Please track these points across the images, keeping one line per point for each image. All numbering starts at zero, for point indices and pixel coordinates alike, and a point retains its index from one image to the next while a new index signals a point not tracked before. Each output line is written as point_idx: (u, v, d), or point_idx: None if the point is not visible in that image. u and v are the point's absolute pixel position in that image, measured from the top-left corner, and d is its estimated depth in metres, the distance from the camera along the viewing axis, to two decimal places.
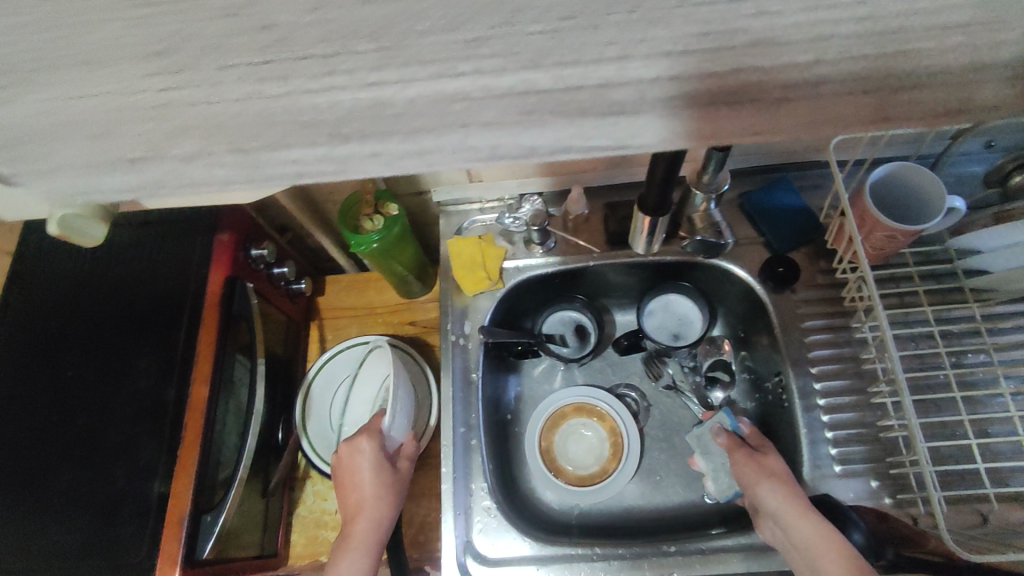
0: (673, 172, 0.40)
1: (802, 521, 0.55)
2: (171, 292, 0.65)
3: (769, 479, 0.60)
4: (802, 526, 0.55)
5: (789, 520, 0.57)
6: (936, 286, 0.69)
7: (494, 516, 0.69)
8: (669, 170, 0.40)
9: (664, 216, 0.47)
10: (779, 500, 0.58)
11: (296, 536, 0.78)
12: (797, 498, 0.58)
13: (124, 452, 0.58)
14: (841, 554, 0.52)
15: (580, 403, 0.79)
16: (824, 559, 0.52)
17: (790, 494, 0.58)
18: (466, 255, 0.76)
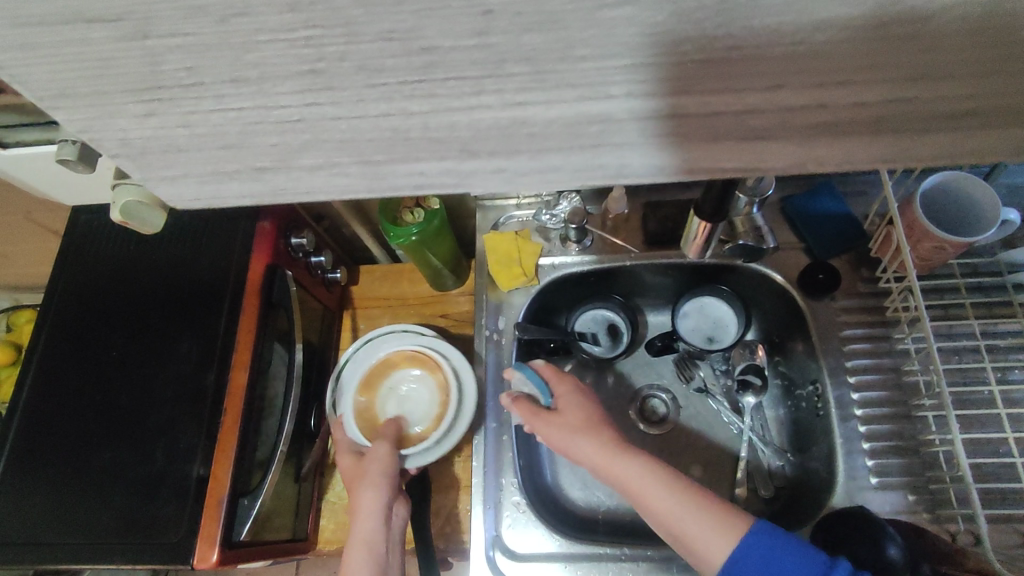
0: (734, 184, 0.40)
1: (664, 493, 0.56)
2: (213, 278, 0.66)
3: (589, 440, 0.62)
4: (654, 497, 0.56)
5: (642, 491, 0.57)
6: (984, 299, 0.67)
7: (522, 511, 0.69)
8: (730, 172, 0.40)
9: (719, 225, 0.47)
10: (634, 467, 0.58)
11: (324, 521, 0.79)
12: (638, 467, 0.58)
13: (167, 434, 0.60)
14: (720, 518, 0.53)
15: (407, 352, 0.74)
16: (645, 500, 0.56)
17: (591, 437, 0.62)
18: (502, 250, 0.76)
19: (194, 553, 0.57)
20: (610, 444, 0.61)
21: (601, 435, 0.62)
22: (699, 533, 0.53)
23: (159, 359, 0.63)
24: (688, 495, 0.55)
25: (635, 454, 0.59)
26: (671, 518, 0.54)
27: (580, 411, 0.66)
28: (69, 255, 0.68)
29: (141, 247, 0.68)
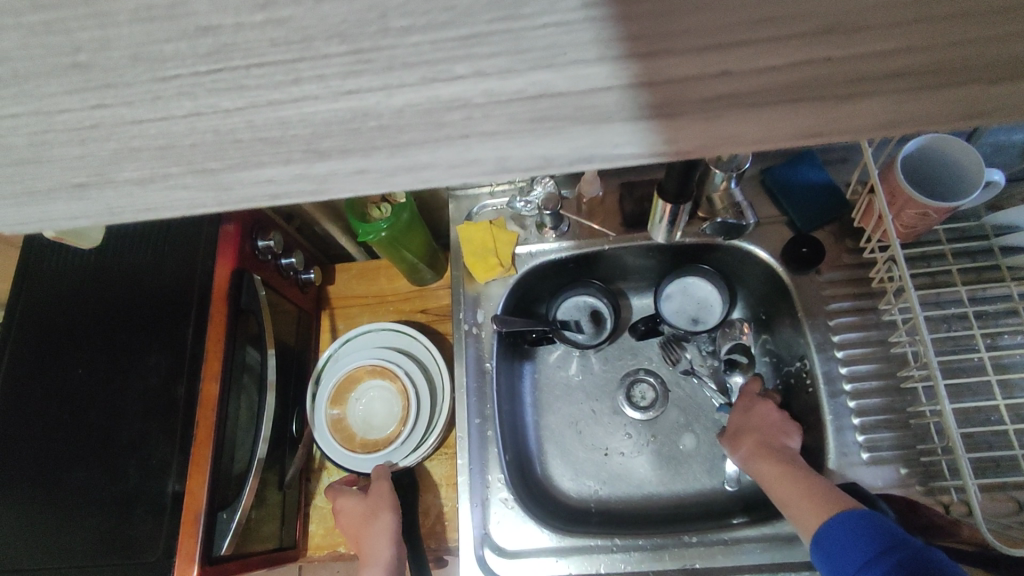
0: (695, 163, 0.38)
1: (791, 481, 0.57)
2: (178, 287, 0.64)
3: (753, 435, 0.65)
4: (783, 486, 0.57)
5: (772, 483, 0.59)
6: (971, 264, 0.66)
7: (511, 507, 0.68)
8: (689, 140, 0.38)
9: (684, 205, 0.45)
10: (765, 467, 0.60)
11: (314, 527, 0.78)
12: (793, 462, 0.59)
13: (139, 451, 0.58)
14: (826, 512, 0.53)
15: (368, 367, 0.74)
16: (774, 487, 0.58)
17: (750, 433, 0.65)
18: (476, 240, 0.74)
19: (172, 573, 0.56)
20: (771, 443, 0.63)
21: (763, 432, 0.65)
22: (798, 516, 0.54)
23: (128, 373, 0.61)
24: (813, 489, 0.55)
25: (775, 453, 0.61)
26: (789, 507, 0.56)
27: (778, 414, 0.66)
28: (27, 271, 0.64)
29: (103, 257, 0.65)
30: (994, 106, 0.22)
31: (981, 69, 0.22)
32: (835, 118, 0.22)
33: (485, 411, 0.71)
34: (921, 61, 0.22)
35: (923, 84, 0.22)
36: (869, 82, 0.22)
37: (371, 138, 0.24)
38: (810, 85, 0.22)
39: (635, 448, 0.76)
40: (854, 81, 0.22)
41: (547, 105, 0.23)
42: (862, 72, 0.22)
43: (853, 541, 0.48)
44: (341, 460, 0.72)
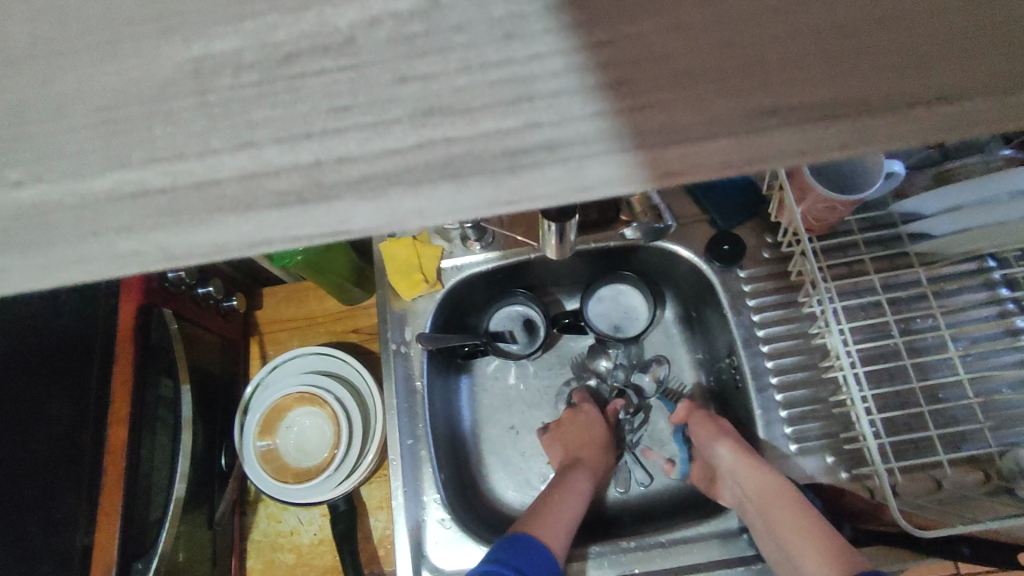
0: None
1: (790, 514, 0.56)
2: (80, 330, 0.59)
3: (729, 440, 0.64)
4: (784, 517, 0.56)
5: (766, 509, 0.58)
6: (882, 253, 0.68)
7: (448, 527, 0.67)
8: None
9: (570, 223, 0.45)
10: (737, 460, 0.62)
11: (252, 561, 0.76)
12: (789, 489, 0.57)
13: (41, 506, 0.53)
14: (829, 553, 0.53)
15: (294, 393, 0.72)
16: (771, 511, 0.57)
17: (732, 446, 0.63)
18: (402, 258, 0.72)
19: None
20: (751, 458, 0.61)
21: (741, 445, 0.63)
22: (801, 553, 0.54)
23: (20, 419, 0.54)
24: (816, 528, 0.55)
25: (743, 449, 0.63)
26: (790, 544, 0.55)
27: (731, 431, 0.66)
28: None
29: None
30: (890, 130, 0.22)
31: (873, 104, 0.22)
32: (750, 149, 0.22)
33: (417, 435, 0.70)
34: (833, 92, 0.22)
35: (841, 114, 0.22)
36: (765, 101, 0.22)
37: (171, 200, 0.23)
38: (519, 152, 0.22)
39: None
40: (777, 110, 0.22)
41: (267, 182, 0.23)
42: (762, 106, 0.22)
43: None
44: (269, 492, 0.69)
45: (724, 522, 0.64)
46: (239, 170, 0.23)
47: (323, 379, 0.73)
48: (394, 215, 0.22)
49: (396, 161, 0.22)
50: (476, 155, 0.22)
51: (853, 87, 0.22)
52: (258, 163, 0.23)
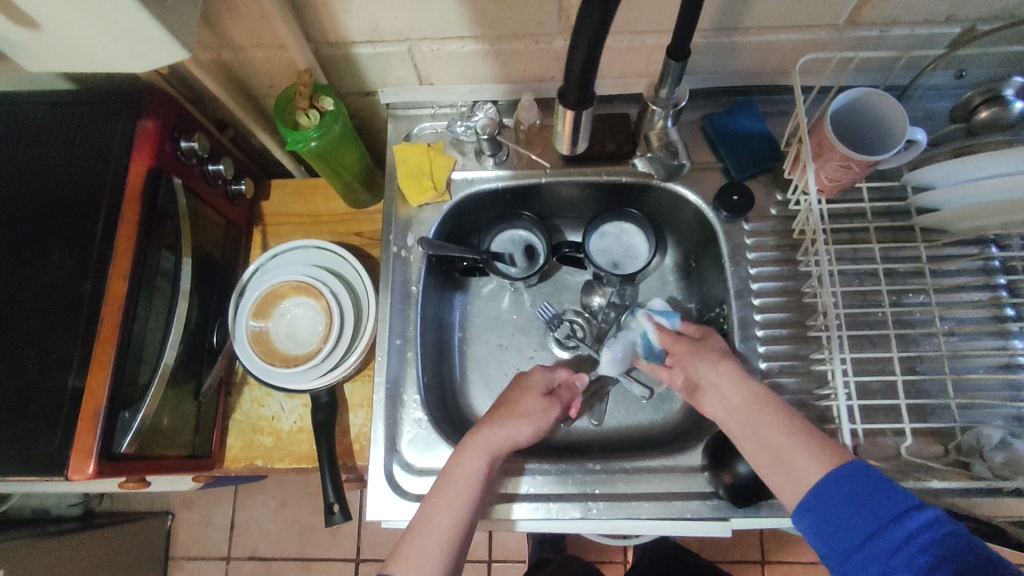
0: (590, 73, 0.38)
1: (784, 430, 0.54)
2: (88, 186, 0.61)
3: (717, 357, 0.61)
4: (773, 433, 0.54)
5: (760, 419, 0.55)
6: (888, 224, 0.68)
7: (424, 427, 0.69)
8: (593, 48, 0.38)
9: (587, 110, 0.47)
10: (725, 374, 0.59)
11: (232, 440, 0.78)
12: (784, 411, 0.56)
13: (37, 346, 0.57)
14: (822, 454, 0.52)
15: (292, 282, 0.72)
16: (760, 419, 0.55)
17: (722, 360, 0.61)
18: (413, 162, 0.73)
19: (67, 466, 0.55)
20: (740, 376, 0.59)
21: (730, 364, 0.60)
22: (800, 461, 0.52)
23: (32, 265, 0.59)
24: (815, 436, 0.53)
25: (728, 364, 0.60)
26: (788, 456, 0.53)
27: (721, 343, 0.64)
28: None
29: (7, 143, 0.62)
30: None
31: None
32: None
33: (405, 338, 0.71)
34: None
35: None
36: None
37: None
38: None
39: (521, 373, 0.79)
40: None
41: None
42: None
43: (855, 503, 0.48)
44: (258, 372, 0.71)
45: (688, 459, 0.66)
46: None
47: (324, 274, 0.74)
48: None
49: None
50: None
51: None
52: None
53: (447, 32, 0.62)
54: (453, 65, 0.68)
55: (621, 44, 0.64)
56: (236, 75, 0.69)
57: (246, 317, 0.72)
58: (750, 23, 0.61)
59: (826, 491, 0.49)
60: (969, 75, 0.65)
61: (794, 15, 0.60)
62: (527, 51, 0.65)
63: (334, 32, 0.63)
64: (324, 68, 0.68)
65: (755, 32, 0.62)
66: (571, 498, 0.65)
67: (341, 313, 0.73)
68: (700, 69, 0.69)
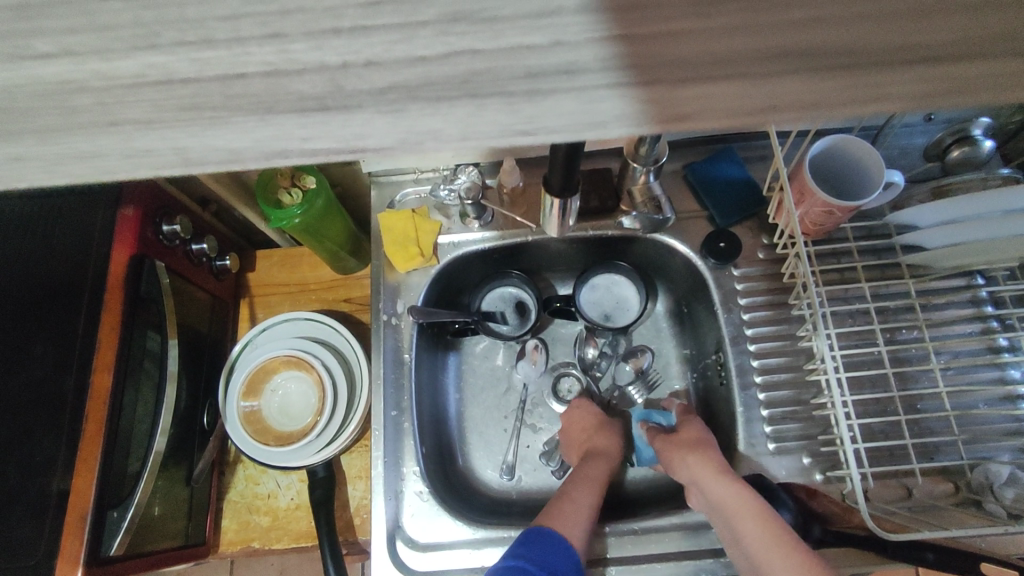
0: (572, 158, 0.38)
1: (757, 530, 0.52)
2: (70, 275, 0.59)
3: (695, 451, 0.61)
4: (750, 532, 0.52)
5: (733, 517, 0.54)
6: (875, 262, 0.69)
7: (426, 500, 0.67)
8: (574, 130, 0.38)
9: (572, 196, 0.48)
10: (698, 470, 0.59)
11: (227, 522, 0.76)
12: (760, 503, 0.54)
13: (17, 449, 0.54)
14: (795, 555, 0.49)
15: (281, 357, 0.71)
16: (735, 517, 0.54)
17: (701, 456, 0.60)
18: (399, 229, 0.72)
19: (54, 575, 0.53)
20: (715, 469, 0.58)
21: (705, 457, 0.60)
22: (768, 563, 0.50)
23: (6, 365, 0.55)
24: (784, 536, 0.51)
25: (702, 457, 0.60)
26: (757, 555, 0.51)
27: (704, 432, 0.64)
28: None
29: None
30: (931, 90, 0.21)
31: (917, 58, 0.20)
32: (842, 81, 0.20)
33: (399, 406, 0.70)
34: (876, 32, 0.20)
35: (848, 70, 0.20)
36: (821, 86, 0.21)
37: (190, 93, 0.20)
38: (513, 85, 0.20)
39: (521, 353, 0.79)
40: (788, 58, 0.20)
41: (289, 79, 0.20)
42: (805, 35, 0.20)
43: None
44: (251, 453, 0.69)
45: (696, 515, 0.64)
46: (260, 63, 0.20)
47: (315, 345, 0.73)
48: (409, 138, 0.20)
49: (418, 71, 0.20)
50: (496, 72, 0.20)
51: (939, 37, 0.20)
52: (284, 56, 0.20)
53: None
54: None
55: None
56: None
57: (236, 398, 0.71)
58: None
59: None
60: (939, 114, 0.67)
61: None
62: None
63: None
64: None
65: None
66: None
67: (333, 384, 0.71)
68: None
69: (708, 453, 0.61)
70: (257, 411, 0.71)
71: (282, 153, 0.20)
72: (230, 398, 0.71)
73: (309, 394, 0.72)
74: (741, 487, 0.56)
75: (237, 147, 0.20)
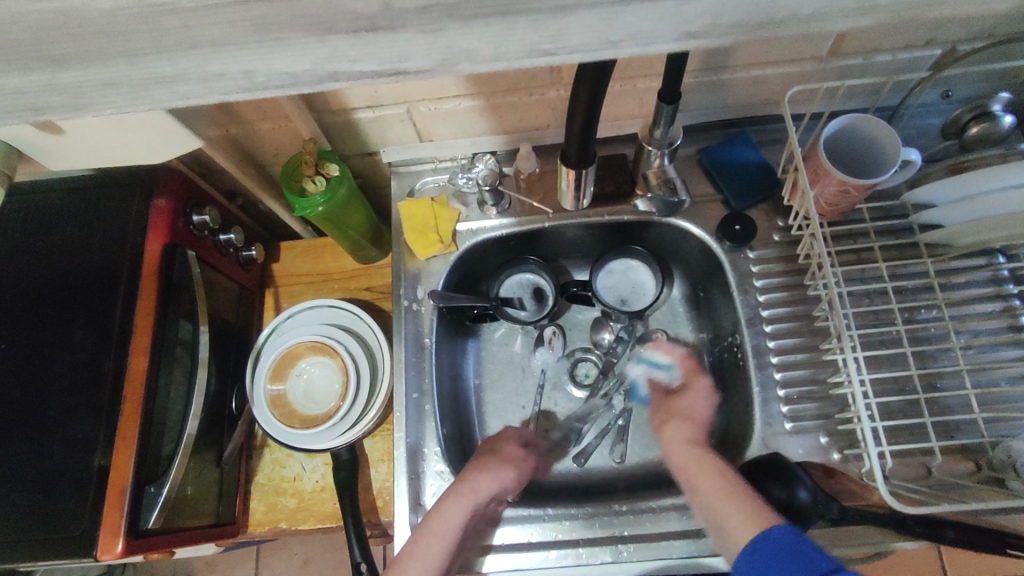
0: (589, 132, 0.40)
1: (719, 487, 0.54)
2: (107, 266, 0.63)
3: (682, 421, 0.64)
4: (714, 485, 0.55)
5: (699, 475, 0.57)
6: (892, 243, 0.69)
7: (447, 480, 0.69)
8: (590, 103, 0.39)
9: (586, 170, 0.49)
10: (676, 437, 0.62)
11: (255, 504, 0.78)
12: (725, 469, 0.56)
13: (63, 426, 0.58)
14: (746, 511, 0.51)
15: (307, 343, 0.74)
16: (701, 477, 0.56)
17: (684, 428, 0.62)
18: (418, 217, 0.74)
19: (97, 546, 0.55)
20: (693, 440, 0.61)
21: (685, 429, 0.62)
22: (729, 518, 0.52)
23: (54, 348, 0.60)
24: (746, 498, 0.52)
25: (684, 427, 0.63)
26: (718, 508, 0.53)
27: (708, 401, 0.66)
28: None
29: (31, 231, 0.64)
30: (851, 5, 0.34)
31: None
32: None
33: (419, 390, 0.72)
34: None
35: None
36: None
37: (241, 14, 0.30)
38: (537, 6, 0.30)
39: (539, 339, 0.80)
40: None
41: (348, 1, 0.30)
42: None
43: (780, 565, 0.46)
44: (278, 435, 0.71)
45: None
46: None
47: (339, 331, 0.75)
48: (448, 52, 0.31)
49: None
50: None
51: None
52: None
53: (444, 92, 0.64)
54: (451, 121, 0.70)
55: (615, 90, 0.66)
56: (242, 146, 0.71)
57: (262, 383, 0.73)
58: (738, 61, 0.63)
59: (752, 554, 0.48)
60: (957, 91, 0.66)
61: (780, 51, 0.61)
62: (522, 103, 0.67)
63: (336, 101, 0.65)
64: (326, 133, 0.71)
65: (743, 69, 0.64)
66: (600, 542, 0.64)
67: (356, 369, 0.73)
68: (692, 105, 0.71)
69: (693, 425, 0.63)
70: (283, 395, 0.73)
71: (343, 68, 0.31)
72: (255, 384, 0.74)
73: (332, 377, 0.74)
74: (706, 455, 0.58)
75: (305, 66, 0.32)
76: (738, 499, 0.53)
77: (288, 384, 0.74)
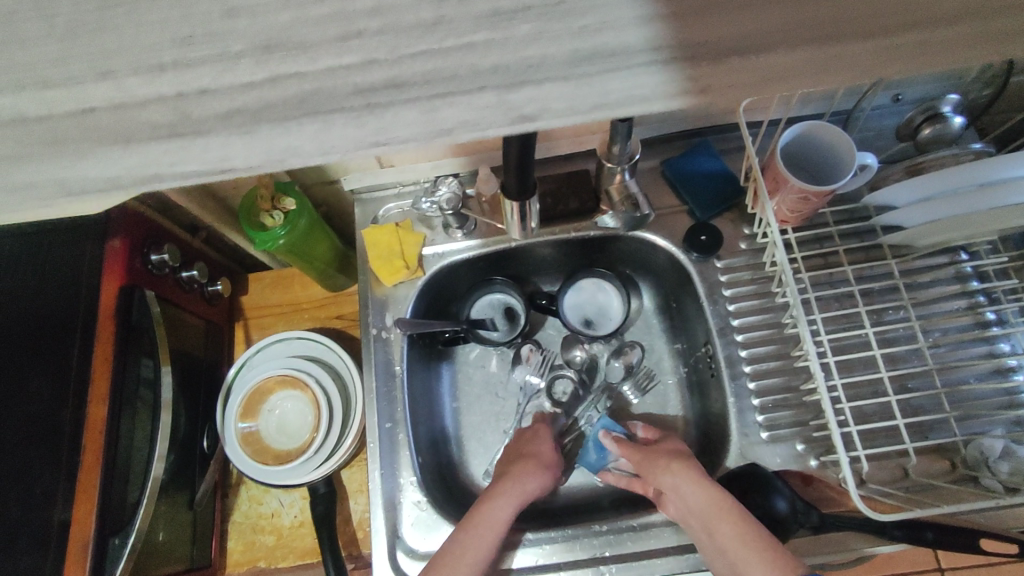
0: (528, 162, 0.39)
1: (739, 535, 0.53)
2: (63, 312, 0.60)
3: (677, 461, 0.62)
4: (731, 533, 0.54)
5: (715, 520, 0.56)
6: (858, 246, 0.69)
7: (424, 510, 0.68)
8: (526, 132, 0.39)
9: (530, 199, 0.49)
10: (680, 478, 0.60)
11: (232, 543, 0.77)
12: (741, 512, 0.55)
13: (19, 481, 0.55)
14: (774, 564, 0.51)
15: (276, 377, 0.73)
16: (719, 522, 0.55)
17: (685, 466, 0.61)
18: (382, 244, 0.73)
19: None
20: (698, 477, 0.59)
21: (685, 466, 0.61)
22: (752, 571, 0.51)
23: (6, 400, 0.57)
24: (766, 549, 0.52)
25: (685, 465, 0.61)
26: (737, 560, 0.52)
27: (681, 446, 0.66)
28: None
29: None
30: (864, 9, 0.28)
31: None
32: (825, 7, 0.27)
33: (393, 419, 0.71)
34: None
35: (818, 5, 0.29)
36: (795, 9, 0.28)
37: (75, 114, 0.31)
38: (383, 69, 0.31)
39: (514, 359, 0.79)
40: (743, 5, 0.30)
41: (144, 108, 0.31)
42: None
43: None
44: (251, 473, 0.69)
45: None
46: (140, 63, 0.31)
47: (309, 363, 0.74)
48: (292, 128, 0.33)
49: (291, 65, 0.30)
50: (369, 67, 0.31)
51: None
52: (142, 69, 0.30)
53: None
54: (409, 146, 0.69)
55: None
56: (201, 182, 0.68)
57: (232, 421, 0.72)
58: None
59: None
60: (908, 93, 0.67)
61: None
62: None
63: None
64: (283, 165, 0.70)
65: None
66: (582, 564, 0.64)
67: (328, 400, 0.72)
68: (650, 118, 0.71)
69: (690, 463, 0.62)
70: (254, 431, 0.72)
71: None
72: (225, 422, 0.72)
73: (304, 411, 0.73)
74: (720, 494, 0.57)
75: None
76: (762, 550, 0.52)
77: (259, 420, 0.73)
